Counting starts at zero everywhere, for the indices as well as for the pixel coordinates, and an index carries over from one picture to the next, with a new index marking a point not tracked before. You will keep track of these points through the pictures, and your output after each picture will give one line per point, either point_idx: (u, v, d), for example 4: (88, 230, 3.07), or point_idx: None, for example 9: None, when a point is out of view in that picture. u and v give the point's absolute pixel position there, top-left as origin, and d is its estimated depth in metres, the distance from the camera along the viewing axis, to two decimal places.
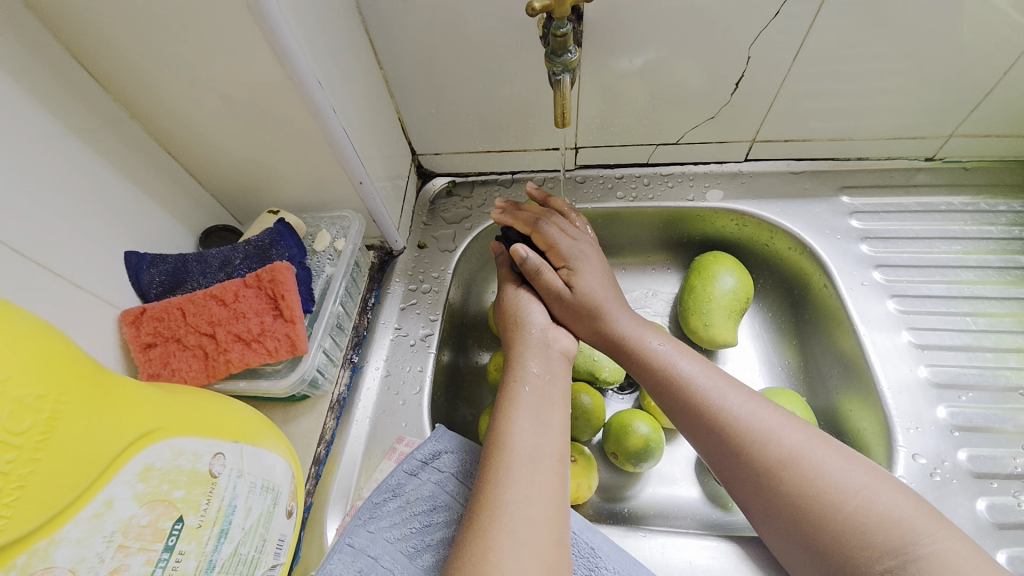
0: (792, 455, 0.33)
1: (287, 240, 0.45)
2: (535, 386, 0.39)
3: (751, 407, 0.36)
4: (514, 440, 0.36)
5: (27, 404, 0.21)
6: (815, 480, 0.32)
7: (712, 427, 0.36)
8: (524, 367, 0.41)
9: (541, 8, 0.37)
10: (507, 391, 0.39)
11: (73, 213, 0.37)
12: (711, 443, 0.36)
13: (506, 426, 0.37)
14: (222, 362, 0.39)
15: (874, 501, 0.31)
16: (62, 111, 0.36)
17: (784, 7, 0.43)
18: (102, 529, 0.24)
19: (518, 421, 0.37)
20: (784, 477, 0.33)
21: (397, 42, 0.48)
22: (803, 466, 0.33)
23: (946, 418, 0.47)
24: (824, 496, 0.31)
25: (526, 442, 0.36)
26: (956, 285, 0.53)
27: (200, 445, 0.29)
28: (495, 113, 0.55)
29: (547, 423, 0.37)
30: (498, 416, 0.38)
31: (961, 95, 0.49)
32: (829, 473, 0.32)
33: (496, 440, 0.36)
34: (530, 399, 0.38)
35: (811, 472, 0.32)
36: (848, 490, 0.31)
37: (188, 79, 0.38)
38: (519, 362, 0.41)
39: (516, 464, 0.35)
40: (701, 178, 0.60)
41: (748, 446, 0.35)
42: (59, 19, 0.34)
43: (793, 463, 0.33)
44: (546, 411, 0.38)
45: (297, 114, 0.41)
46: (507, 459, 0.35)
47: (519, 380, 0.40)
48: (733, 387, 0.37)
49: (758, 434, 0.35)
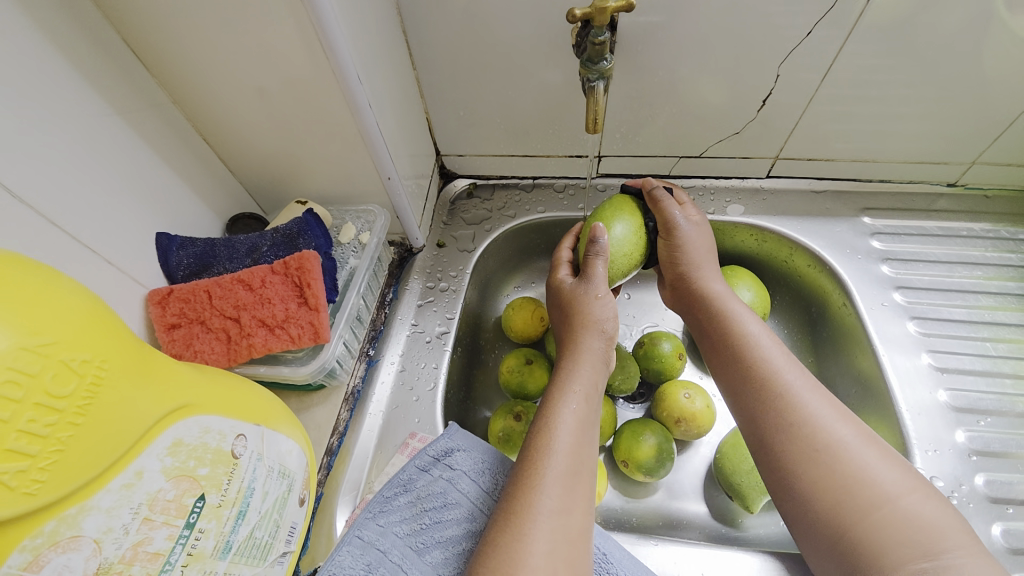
0: (848, 445, 0.33)
1: (314, 230, 0.46)
2: (586, 390, 0.39)
3: (812, 394, 0.36)
4: (561, 438, 0.36)
5: (73, 367, 0.22)
6: (868, 471, 0.32)
7: (773, 402, 0.36)
8: (580, 368, 0.41)
9: (580, 15, 0.38)
10: (558, 389, 0.39)
11: (110, 193, 0.38)
12: (765, 418, 0.36)
13: (552, 423, 0.37)
14: (245, 346, 0.39)
15: (918, 503, 0.31)
16: (108, 92, 0.37)
17: (815, 30, 0.44)
18: (131, 500, 0.24)
19: (564, 421, 0.37)
20: (838, 463, 0.33)
21: (431, 44, 0.49)
22: (857, 456, 0.33)
23: (965, 442, 0.46)
24: (874, 487, 0.32)
25: (569, 448, 0.36)
26: (977, 310, 0.53)
27: (224, 425, 0.29)
28: (521, 118, 0.55)
29: (589, 430, 0.38)
30: (540, 420, 0.37)
31: (989, 123, 0.50)
32: (881, 468, 0.32)
33: (538, 440, 0.36)
34: (579, 408, 0.38)
35: (863, 463, 0.33)
36: (897, 489, 0.31)
37: (232, 69, 0.39)
38: (574, 359, 0.41)
39: (557, 466, 0.34)
40: (722, 192, 0.60)
41: (809, 426, 0.35)
42: (112, 4, 0.35)
43: (848, 452, 0.33)
44: (590, 419, 0.38)
45: (335, 107, 0.41)
46: (548, 462, 0.34)
47: (571, 383, 0.39)
48: (799, 372, 0.38)
49: (807, 424, 0.35)
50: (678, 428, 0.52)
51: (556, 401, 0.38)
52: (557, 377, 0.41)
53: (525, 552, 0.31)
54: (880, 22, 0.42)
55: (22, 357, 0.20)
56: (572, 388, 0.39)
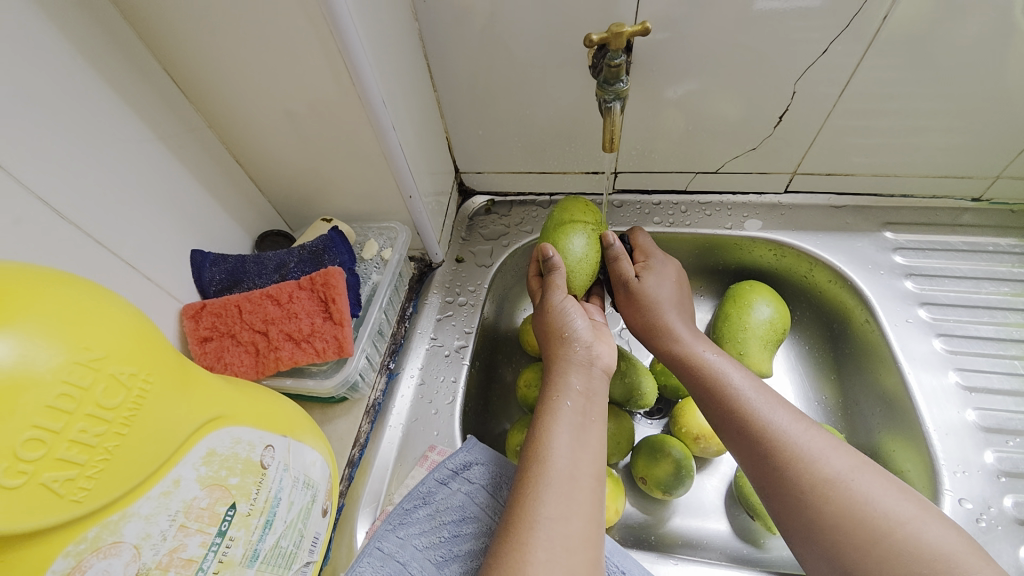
0: (839, 480, 0.33)
1: (339, 247, 0.48)
2: (575, 397, 0.39)
3: (794, 427, 0.37)
4: (555, 451, 0.36)
5: (120, 380, 0.23)
6: (862, 504, 0.32)
7: (760, 440, 0.37)
8: (564, 377, 0.41)
9: (597, 40, 0.39)
10: (548, 397, 0.40)
11: (149, 211, 0.40)
12: (759, 455, 0.37)
13: (544, 433, 0.37)
14: (273, 359, 0.41)
15: (923, 533, 0.30)
16: (150, 119, 0.40)
17: (831, 46, 0.44)
18: (168, 508, 0.25)
19: (557, 434, 0.37)
20: (826, 501, 0.33)
21: (452, 67, 0.51)
22: (849, 491, 0.33)
23: (994, 463, 0.45)
24: (869, 522, 0.31)
25: (563, 453, 0.36)
26: (1005, 327, 0.51)
27: (254, 436, 0.31)
28: (538, 136, 0.57)
29: (584, 439, 0.37)
30: (535, 433, 0.37)
31: (1014, 136, 0.49)
32: (878, 501, 0.32)
33: (532, 451, 0.36)
34: (570, 412, 0.38)
35: (857, 496, 0.32)
36: (895, 519, 0.31)
37: (265, 95, 0.42)
38: (560, 369, 0.41)
39: (554, 479, 0.34)
40: (740, 207, 0.60)
41: (801, 461, 0.35)
42: (157, 37, 0.38)
43: (840, 487, 0.33)
44: (583, 424, 0.38)
45: (360, 129, 0.43)
46: (543, 471, 0.35)
47: (557, 391, 0.40)
48: (785, 408, 0.38)
49: (802, 455, 0.35)
50: (697, 444, 0.51)
51: (549, 414, 0.38)
52: (545, 392, 0.41)
53: (524, 562, 0.31)
54: (896, 36, 0.43)
55: (75, 371, 0.21)
56: (558, 396, 0.39)
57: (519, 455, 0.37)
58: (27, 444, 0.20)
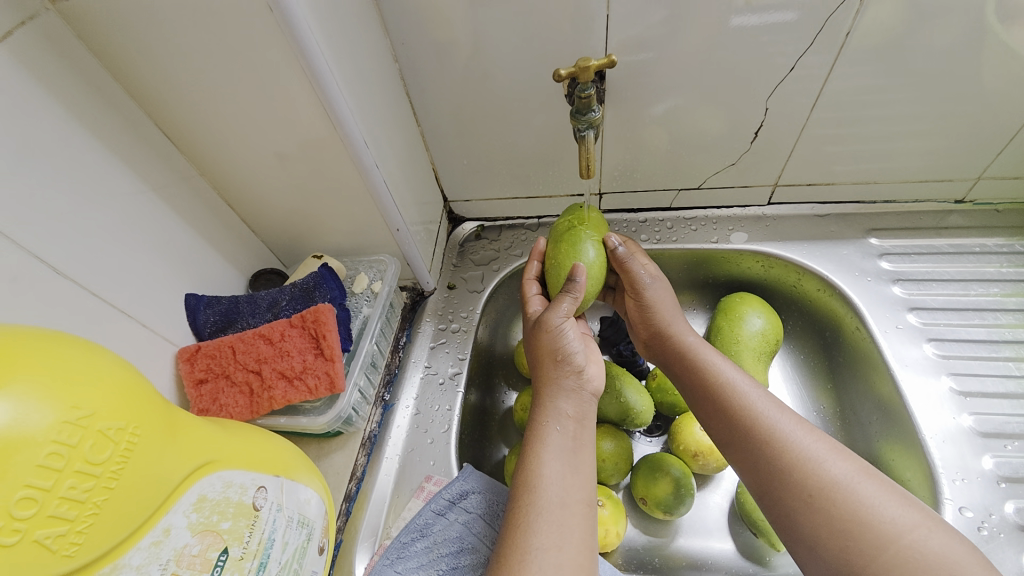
0: (842, 484, 0.33)
1: (330, 283, 0.49)
2: (564, 420, 0.40)
3: (801, 432, 0.36)
4: (546, 473, 0.36)
5: (108, 435, 0.24)
6: (868, 509, 0.32)
7: (762, 448, 0.37)
8: (555, 397, 0.41)
9: (566, 74, 0.41)
10: (540, 420, 0.40)
11: (145, 260, 0.42)
12: (759, 466, 0.37)
13: (538, 456, 0.37)
14: (267, 398, 0.42)
15: (929, 539, 0.30)
16: (143, 171, 0.42)
17: (799, 60, 0.45)
18: (159, 557, 0.25)
19: (547, 457, 0.37)
20: (834, 505, 0.32)
21: (434, 101, 0.53)
22: (852, 496, 0.32)
23: (992, 468, 0.44)
24: (874, 527, 0.31)
25: (555, 479, 0.36)
26: (997, 329, 0.51)
27: (246, 478, 0.31)
28: (522, 163, 0.58)
29: (575, 459, 0.38)
30: (526, 458, 0.38)
31: (989, 136, 0.50)
32: (882, 505, 0.32)
33: (524, 477, 0.36)
34: (560, 438, 0.38)
35: (862, 500, 0.32)
36: (902, 526, 0.31)
37: (253, 142, 0.43)
38: (553, 389, 0.42)
39: (544, 507, 0.34)
40: (725, 221, 0.61)
41: (801, 468, 0.34)
42: (149, 94, 0.40)
43: (844, 491, 0.33)
44: (575, 448, 0.38)
45: (346, 169, 0.45)
46: (533, 502, 0.35)
47: (551, 414, 0.40)
48: (787, 413, 0.38)
49: (802, 461, 0.35)
50: (697, 461, 0.51)
51: (541, 437, 0.39)
52: (537, 411, 0.41)
53: None
54: (863, 47, 0.44)
55: (65, 430, 0.22)
56: (549, 419, 0.40)
57: (512, 482, 0.37)
58: (20, 503, 0.20)
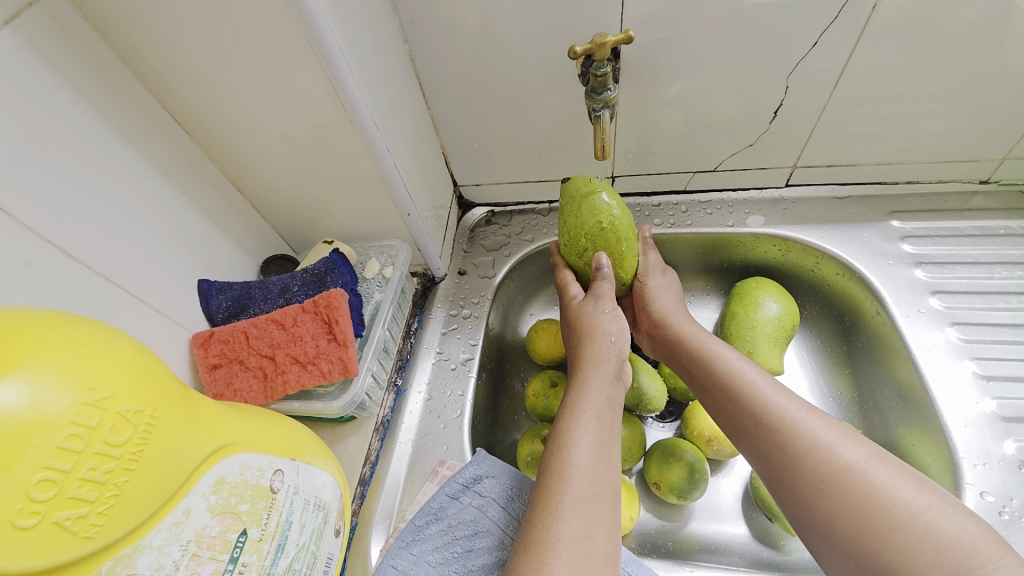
0: (855, 469, 0.32)
1: (341, 268, 0.49)
2: (598, 408, 0.39)
3: (810, 419, 0.36)
4: (577, 460, 0.36)
5: (126, 418, 0.24)
6: (880, 493, 0.31)
7: (774, 435, 0.36)
8: (588, 387, 0.41)
9: (582, 51, 0.40)
10: (570, 409, 0.39)
11: (157, 245, 0.41)
12: (772, 455, 0.36)
13: (569, 446, 0.37)
14: (280, 383, 0.42)
15: (944, 520, 0.29)
16: (152, 157, 0.41)
17: (821, 37, 0.44)
18: (180, 538, 0.26)
19: (578, 445, 0.37)
20: (845, 489, 0.32)
21: (442, 82, 0.51)
22: (866, 479, 0.32)
23: (1015, 454, 0.43)
24: (887, 509, 0.30)
25: (587, 470, 0.35)
26: (1022, 312, 0.50)
27: (263, 461, 0.31)
28: (532, 146, 0.57)
29: (607, 448, 0.37)
30: (553, 446, 0.37)
31: (1020, 113, 0.48)
32: (895, 488, 0.31)
33: (553, 466, 0.36)
34: (594, 427, 0.38)
35: (874, 484, 0.31)
36: (915, 507, 0.30)
37: (262, 126, 0.43)
38: (582, 380, 0.41)
39: (573, 496, 0.34)
40: (741, 204, 0.60)
41: (811, 455, 0.34)
42: (155, 77, 0.39)
43: (856, 477, 0.32)
44: (609, 438, 0.38)
45: (356, 154, 0.44)
46: (564, 490, 0.34)
47: (582, 403, 0.39)
48: (795, 401, 0.37)
49: (814, 446, 0.34)
50: (710, 447, 0.51)
51: (568, 426, 0.38)
52: (567, 400, 0.40)
53: None
54: (890, 21, 0.42)
55: (83, 412, 0.22)
56: (584, 407, 0.39)
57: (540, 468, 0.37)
58: (40, 484, 0.20)
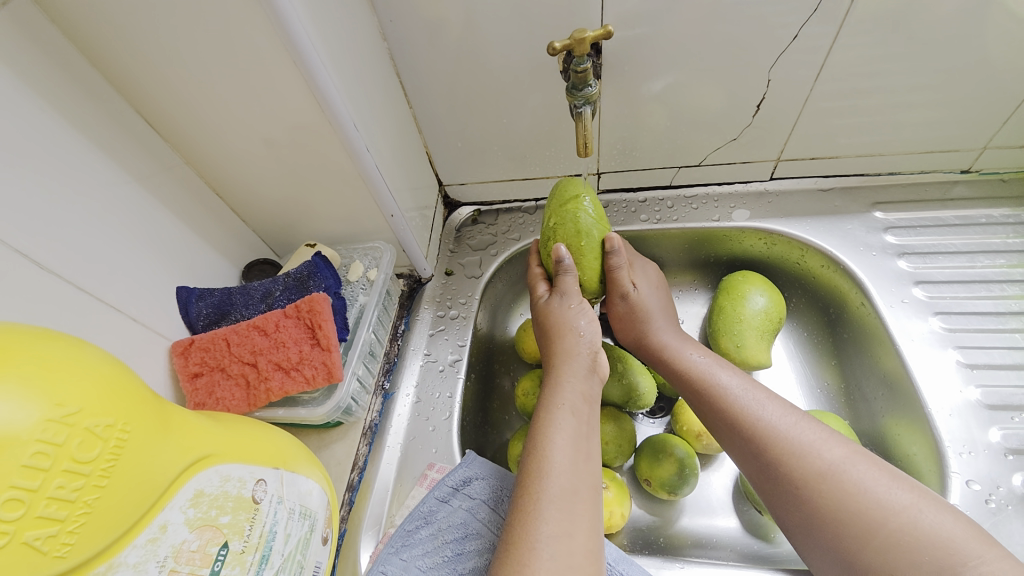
0: (834, 469, 0.32)
1: (324, 271, 0.48)
2: (573, 405, 0.39)
3: (788, 421, 0.36)
4: (555, 458, 0.36)
5: (96, 433, 0.23)
6: (857, 493, 0.31)
7: (752, 438, 0.36)
8: (564, 385, 0.41)
9: (562, 47, 0.40)
10: (547, 407, 0.39)
11: (133, 252, 0.40)
12: (754, 456, 0.36)
13: (546, 444, 0.36)
14: (263, 390, 0.41)
15: (921, 518, 0.29)
16: (126, 162, 0.40)
17: (802, 30, 0.44)
18: (157, 554, 0.25)
19: (556, 442, 0.36)
20: (823, 492, 0.32)
21: (423, 80, 0.51)
22: (843, 479, 0.32)
23: (1000, 441, 0.44)
24: (865, 508, 0.30)
25: (565, 467, 0.35)
26: (1004, 300, 0.50)
27: (244, 472, 0.31)
28: (517, 144, 0.57)
29: (585, 445, 0.37)
30: (531, 445, 0.37)
31: (998, 103, 0.48)
32: (875, 488, 0.31)
33: (531, 464, 0.36)
34: (571, 424, 0.38)
35: (852, 484, 0.32)
36: (895, 506, 0.30)
37: (238, 129, 0.42)
38: (557, 378, 0.41)
39: (552, 494, 0.34)
40: (726, 198, 0.60)
41: (789, 457, 0.34)
42: (125, 80, 0.38)
43: (834, 478, 0.32)
44: (586, 434, 0.38)
45: (336, 156, 0.44)
46: (543, 489, 0.34)
47: (558, 400, 0.39)
48: (774, 403, 0.37)
49: (794, 446, 0.34)
50: (700, 442, 0.51)
51: (545, 424, 0.38)
52: (544, 399, 0.40)
53: None
54: (870, 14, 0.42)
55: (50, 429, 0.21)
56: (559, 404, 0.39)
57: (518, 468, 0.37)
58: (6, 505, 0.20)
